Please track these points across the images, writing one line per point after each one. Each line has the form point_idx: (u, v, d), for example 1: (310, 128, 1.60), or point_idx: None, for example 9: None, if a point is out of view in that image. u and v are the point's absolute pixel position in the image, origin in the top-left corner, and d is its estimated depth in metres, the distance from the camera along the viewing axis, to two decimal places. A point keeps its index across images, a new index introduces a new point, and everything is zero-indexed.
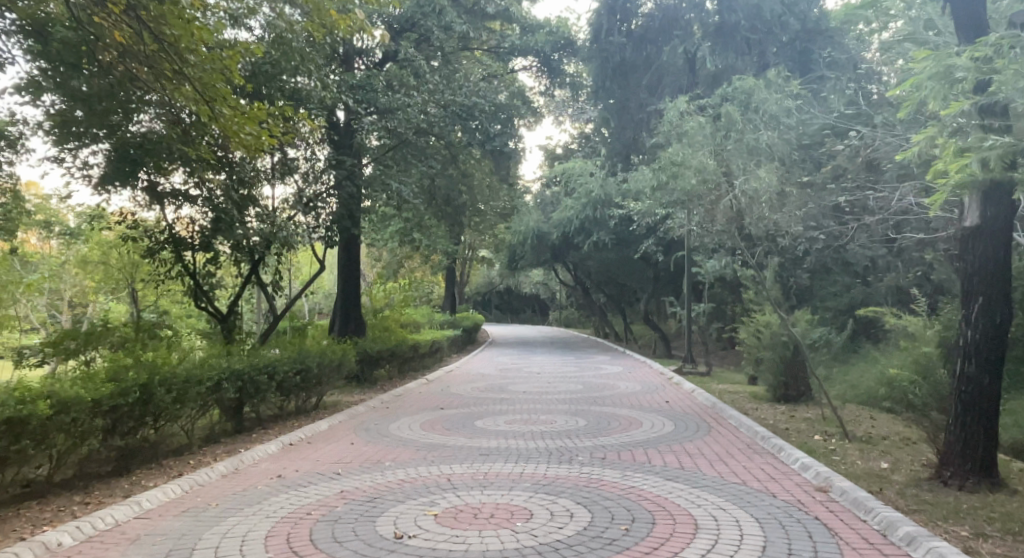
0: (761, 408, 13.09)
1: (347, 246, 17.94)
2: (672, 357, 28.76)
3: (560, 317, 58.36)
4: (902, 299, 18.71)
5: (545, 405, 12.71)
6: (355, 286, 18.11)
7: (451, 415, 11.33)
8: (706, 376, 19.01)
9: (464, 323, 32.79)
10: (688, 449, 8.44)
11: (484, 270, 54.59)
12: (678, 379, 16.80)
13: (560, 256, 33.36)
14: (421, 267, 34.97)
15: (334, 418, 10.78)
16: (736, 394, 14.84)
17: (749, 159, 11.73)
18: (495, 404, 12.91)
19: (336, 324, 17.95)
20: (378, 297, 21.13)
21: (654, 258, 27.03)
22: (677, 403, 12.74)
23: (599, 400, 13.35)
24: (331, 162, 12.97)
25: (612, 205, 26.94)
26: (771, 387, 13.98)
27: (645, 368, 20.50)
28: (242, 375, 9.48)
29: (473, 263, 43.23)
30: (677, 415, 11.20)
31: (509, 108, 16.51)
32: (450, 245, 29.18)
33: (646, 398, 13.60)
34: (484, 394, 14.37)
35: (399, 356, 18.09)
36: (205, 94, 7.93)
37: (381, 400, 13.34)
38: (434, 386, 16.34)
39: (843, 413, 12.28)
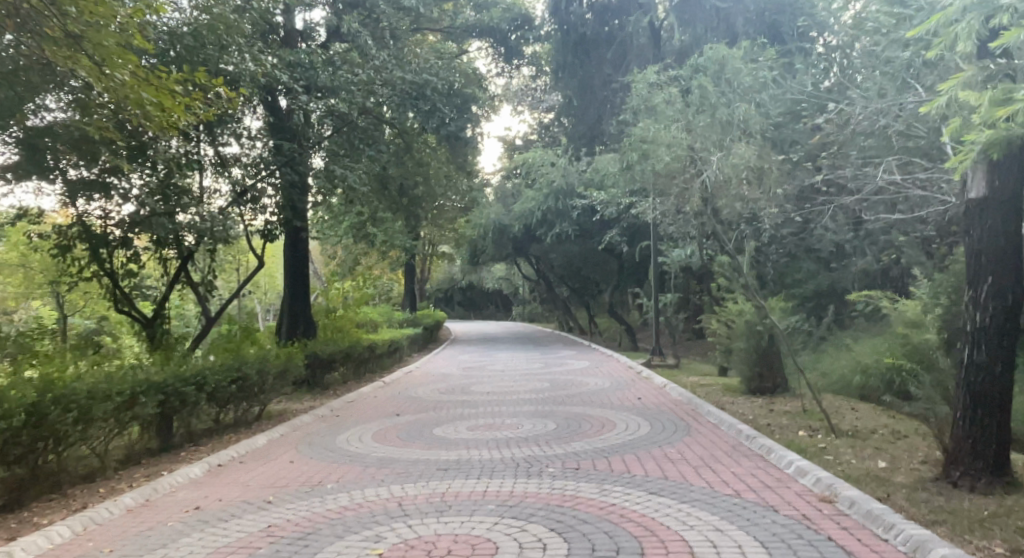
0: (737, 401, 12.17)
1: (294, 240, 16.80)
2: (638, 349, 28.03)
3: (523, 312, 57.54)
4: (874, 284, 18.23)
5: (509, 406, 11.81)
6: (303, 283, 16.95)
7: (407, 423, 10.32)
8: (676, 368, 18.23)
9: (423, 320, 31.63)
10: (669, 454, 7.59)
11: (444, 266, 53.44)
12: (646, 373, 16.11)
13: (522, 249, 32.53)
14: (378, 263, 33.73)
15: (275, 431, 9.77)
16: (709, 386, 14.04)
17: (724, 135, 10.93)
18: (456, 408, 11.95)
19: (283, 324, 16.83)
20: (330, 294, 19.96)
21: (618, 249, 26.29)
22: (648, 399, 11.99)
23: (566, 398, 12.53)
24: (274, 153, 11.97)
25: (574, 195, 26.14)
26: (744, 379, 12.99)
27: (613, 361, 19.70)
28: (163, 387, 8.50)
29: (433, 259, 42.10)
30: (649, 413, 10.43)
31: (465, 91, 15.61)
32: (408, 240, 28.08)
33: (614, 394, 12.79)
34: (444, 397, 13.37)
35: (353, 357, 17.16)
36: (92, 50, 6.93)
37: (330, 407, 12.26)
38: (390, 389, 15.26)
39: (824, 405, 11.47)
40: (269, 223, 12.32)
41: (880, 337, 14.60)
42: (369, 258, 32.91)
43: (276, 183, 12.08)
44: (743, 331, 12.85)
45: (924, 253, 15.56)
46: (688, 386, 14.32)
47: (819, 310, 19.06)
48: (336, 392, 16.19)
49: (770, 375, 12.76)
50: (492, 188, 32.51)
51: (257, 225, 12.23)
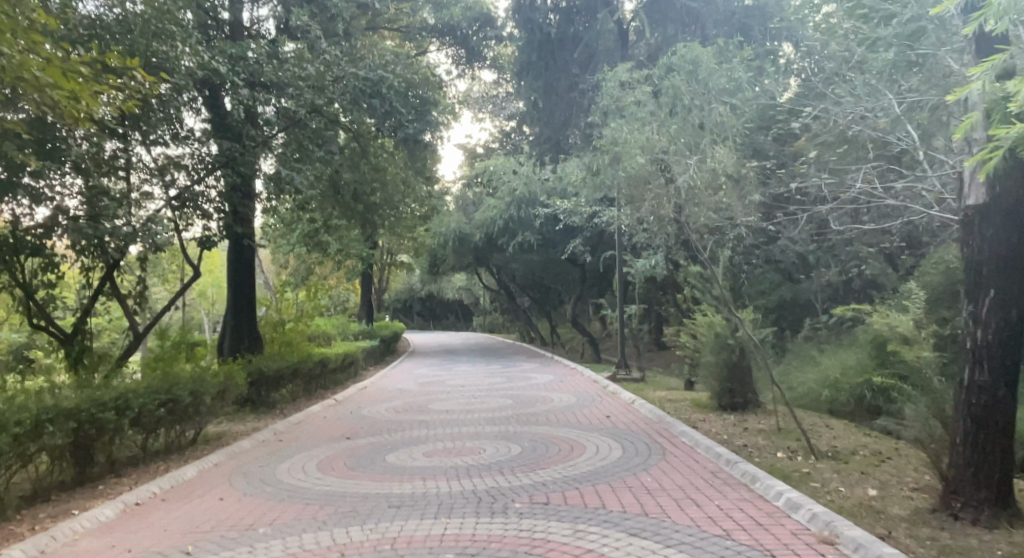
0: (708, 418, 11.53)
1: (240, 249, 15.86)
2: (601, 361, 27.45)
3: (484, 323, 56.78)
4: (839, 295, 17.93)
5: (470, 426, 11.09)
6: (250, 295, 15.97)
7: (359, 448, 9.51)
8: (640, 382, 17.65)
9: (380, 332, 30.66)
10: (646, 484, 6.93)
11: (404, 276, 52.45)
12: (613, 387, 15.62)
13: (482, 259, 31.87)
14: (334, 273, 32.72)
15: (212, 457, 9.06)
16: (677, 402, 13.42)
17: (697, 138, 10.37)
18: (413, 428, 11.19)
19: (228, 339, 15.83)
20: (279, 306, 18.96)
21: (581, 259, 25.74)
22: (617, 417, 11.43)
23: (528, 416, 11.88)
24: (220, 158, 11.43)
25: (536, 203, 25.58)
26: (714, 395, 12.38)
27: (576, 375, 19.12)
28: (76, 413, 8.17)
29: (392, 269, 41.14)
30: (616, 433, 9.90)
31: (422, 93, 14.96)
32: (365, 249, 27.20)
33: (578, 411, 12.18)
34: (401, 416, 12.56)
35: (302, 373, 16.48)
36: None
37: (275, 431, 11.37)
38: (342, 407, 14.35)
39: (799, 422, 10.91)
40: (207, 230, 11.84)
41: (850, 349, 14.21)
42: (325, 267, 31.90)
43: (218, 186, 11.58)
44: (712, 344, 12.26)
45: (891, 263, 15.26)
46: (655, 401, 13.71)
47: (785, 321, 18.65)
48: (283, 410, 15.25)
49: (741, 390, 12.18)
50: (452, 196, 31.81)
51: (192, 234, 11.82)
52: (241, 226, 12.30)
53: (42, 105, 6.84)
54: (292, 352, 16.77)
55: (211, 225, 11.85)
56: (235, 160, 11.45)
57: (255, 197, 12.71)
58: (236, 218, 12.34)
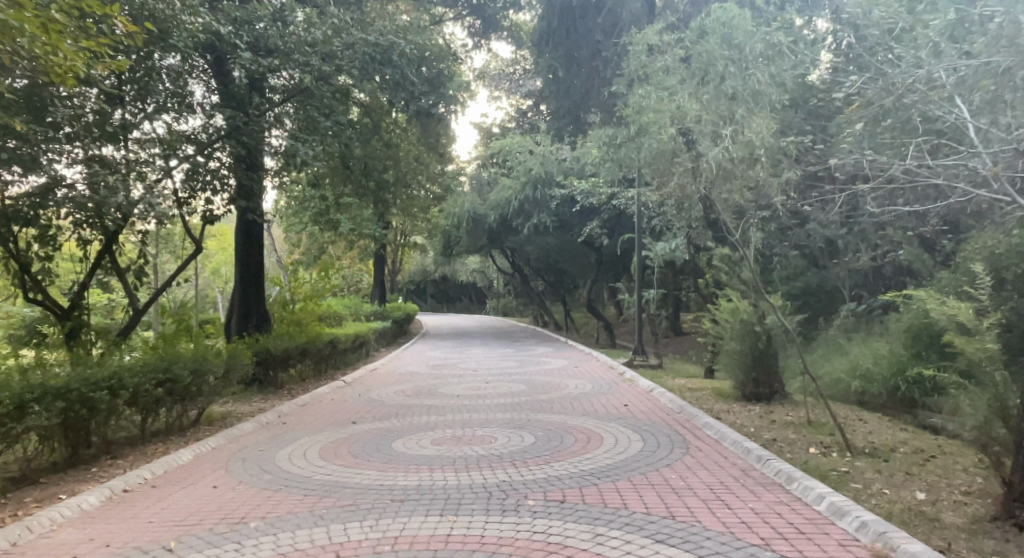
0: (733, 408, 10.93)
1: (247, 224, 15.38)
2: (616, 346, 26.89)
3: (497, 306, 56.35)
4: (867, 282, 17.26)
5: (482, 412, 10.59)
6: (257, 273, 15.52)
7: (366, 434, 9.04)
8: (658, 369, 17.09)
9: (392, 313, 30.22)
10: (670, 481, 6.39)
11: (417, 257, 52.03)
12: (630, 373, 15.10)
13: (497, 241, 31.37)
14: (345, 252, 32.26)
15: (211, 440, 8.67)
16: (698, 390, 12.84)
17: (730, 110, 9.69)
18: (423, 414, 10.71)
19: (234, 317, 15.40)
20: (288, 284, 18.52)
21: (598, 242, 25.11)
22: (636, 406, 10.88)
23: (543, 403, 11.36)
24: (223, 126, 10.91)
25: (553, 184, 24.99)
26: (738, 384, 11.78)
27: (592, 361, 18.60)
28: (63, 392, 7.73)
29: (404, 250, 40.67)
30: (635, 424, 9.39)
31: (436, 65, 14.39)
32: (378, 228, 26.75)
33: (595, 399, 11.64)
34: (411, 400, 12.08)
35: (310, 353, 16.04)
36: None
37: (279, 414, 10.91)
38: (350, 390, 13.88)
39: (830, 414, 10.29)
40: (211, 203, 11.43)
41: (880, 339, 13.57)
42: (337, 246, 31.50)
43: (222, 159, 11.09)
44: (737, 331, 11.65)
45: (925, 248, 14.58)
46: (675, 389, 13.13)
47: (810, 308, 17.98)
48: (290, 391, 14.83)
49: (767, 379, 11.57)
50: (467, 176, 31.25)
51: (195, 208, 11.42)
52: (246, 200, 11.82)
53: (20, 55, 6.45)
54: (300, 332, 16.33)
55: (215, 199, 11.44)
56: (239, 131, 10.99)
57: (261, 170, 12.22)
58: (242, 191, 11.87)
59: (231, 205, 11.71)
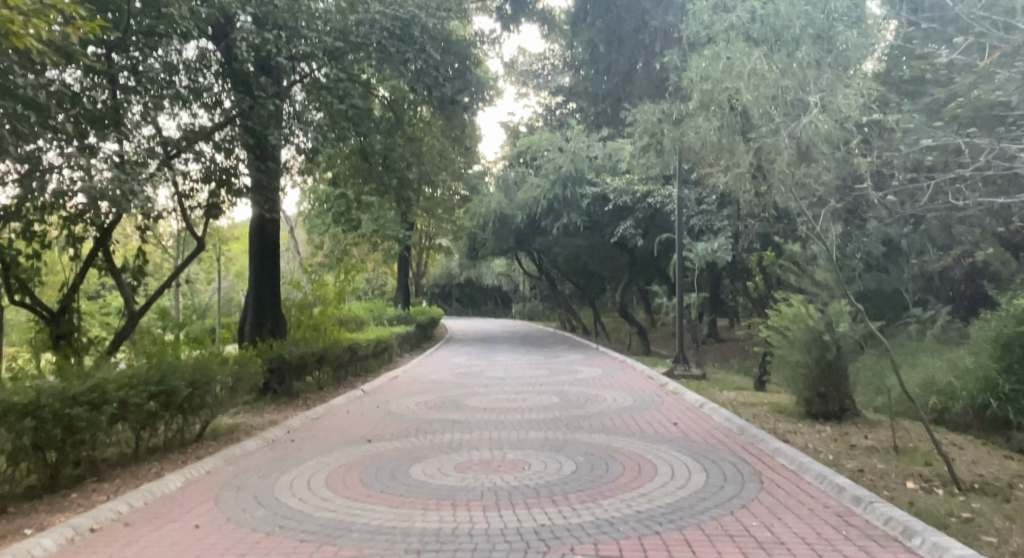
0: (799, 427, 9.73)
1: (261, 221, 14.39)
2: (652, 353, 25.69)
3: (523, 311, 55.28)
4: (930, 286, 15.97)
5: (512, 431, 9.43)
6: (272, 275, 14.48)
7: (382, 456, 7.92)
8: (703, 380, 15.83)
9: (416, 317, 29.26)
10: (755, 531, 5.20)
11: (441, 260, 51.19)
12: (672, 385, 13.89)
13: (524, 242, 30.32)
14: (369, 255, 31.34)
15: (206, 463, 7.61)
16: (754, 406, 11.61)
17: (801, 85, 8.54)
18: (447, 432, 9.57)
19: (247, 323, 14.33)
20: (306, 287, 17.50)
21: (632, 243, 23.97)
22: (688, 424, 9.66)
23: (581, 419, 10.18)
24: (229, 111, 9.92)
25: (584, 182, 23.92)
26: (803, 400, 10.57)
27: (628, 370, 17.39)
28: (34, 409, 6.72)
29: (429, 252, 39.75)
30: (690, 447, 8.20)
31: (465, 51, 13.43)
32: (402, 229, 25.83)
33: (639, 416, 10.45)
34: (433, 414, 10.96)
35: (330, 360, 15.05)
36: None
37: (288, 429, 9.84)
38: (369, 400, 12.81)
39: (913, 437, 9.08)
40: (214, 196, 10.41)
41: (956, 350, 12.27)
42: (360, 247, 30.61)
43: (229, 146, 10.11)
44: (801, 342, 10.41)
45: (1001, 249, 13.26)
46: (726, 404, 11.92)
47: (867, 314, 16.70)
48: (307, 402, 13.81)
49: (836, 396, 10.36)
50: (494, 175, 30.29)
51: (198, 203, 10.43)
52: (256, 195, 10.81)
53: None
54: (318, 339, 15.30)
55: (219, 191, 10.47)
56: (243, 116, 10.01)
57: (273, 160, 11.23)
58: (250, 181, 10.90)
59: (240, 199, 10.70)
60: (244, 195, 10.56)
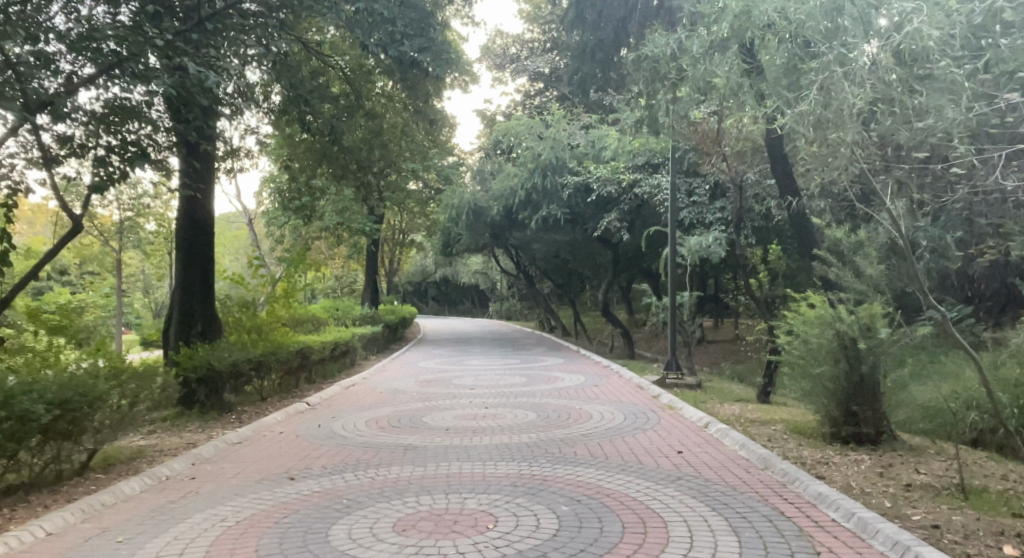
0: (830, 456, 7.92)
1: (189, 203, 12.40)
2: (637, 357, 23.87)
3: (499, 310, 53.47)
4: (949, 284, 14.33)
5: (477, 465, 7.49)
6: (203, 266, 12.48)
7: (301, 506, 5.96)
8: (699, 390, 13.99)
9: (385, 317, 27.19)
10: None
11: (416, 256, 49.14)
12: (666, 397, 12.06)
13: (501, 237, 28.44)
14: (333, 249, 29.20)
15: (54, 517, 5.66)
16: (768, 426, 9.77)
17: None
18: (393, 464, 7.60)
19: (172, 323, 12.30)
20: (250, 283, 15.50)
21: (616, 238, 22.14)
22: (695, 454, 7.80)
23: (562, 446, 8.26)
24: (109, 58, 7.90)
25: (565, 171, 22.09)
26: (829, 421, 8.78)
27: (614, 377, 15.54)
28: None
29: (401, 249, 37.70)
30: (704, 491, 6.38)
31: (427, 8, 11.53)
32: (368, 221, 23.80)
33: (633, 441, 8.55)
34: (381, 438, 8.99)
35: (271, 367, 13.03)
36: None
37: (195, 460, 7.84)
38: (311, 417, 10.82)
39: (973, 471, 7.31)
40: (108, 165, 8.25)
41: (997, 358, 10.59)
42: (324, 241, 28.48)
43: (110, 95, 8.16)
44: (828, 349, 8.62)
45: None
46: (732, 422, 10.07)
47: None
48: (242, 416, 11.83)
49: (871, 417, 8.52)
50: (469, 166, 28.37)
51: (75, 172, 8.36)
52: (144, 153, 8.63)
53: None
54: (259, 342, 13.32)
55: (111, 159, 8.24)
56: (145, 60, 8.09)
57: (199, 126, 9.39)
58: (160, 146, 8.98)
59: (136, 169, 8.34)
60: (139, 164, 8.37)
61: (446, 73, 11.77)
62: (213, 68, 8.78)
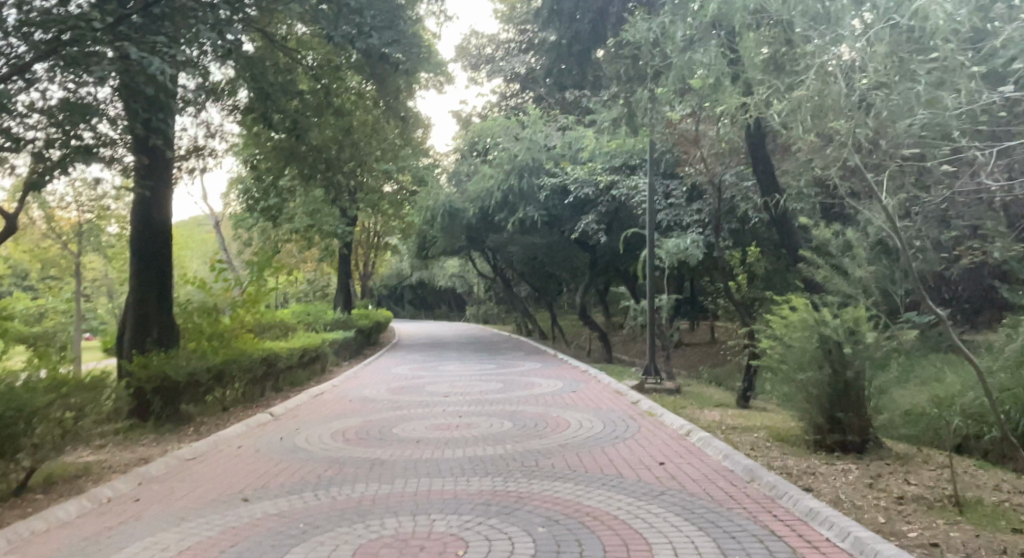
0: (816, 466, 7.58)
1: (143, 203, 11.82)
2: (615, 361, 23.53)
3: (476, 313, 52.99)
4: (930, 286, 14.11)
5: (447, 481, 7.04)
6: (159, 269, 11.91)
7: (250, 531, 5.51)
8: (678, 394, 13.65)
9: (358, 321, 26.61)
10: None
11: (392, 259, 48.50)
12: (645, 403, 11.69)
13: (476, 240, 27.99)
14: (305, 252, 28.58)
15: None
16: (750, 433, 9.42)
17: None
18: (357, 480, 7.13)
19: (127, 330, 11.72)
20: (213, 287, 14.91)
21: (593, 240, 21.79)
22: (676, 466, 7.41)
23: (538, 459, 7.82)
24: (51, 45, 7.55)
25: (541, 172, 21.71)
26: (814, 429, 8.43)
27: (591, 382, 15.16)
28: None
29: (376, 252, 37.09)
30: (687, 508, 5.99)
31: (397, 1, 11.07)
32: (340, 224, 23.26)
33: (612, 452, 8.14)
34: (346, 451, 8.49)
35: (234, 375, 12.48)
36: None
37: (143, 479, 7.33)
38: (274, 428, 10.29)
39: (965, 481, 6.99)
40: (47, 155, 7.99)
41: (982, 361, 10.33)
42: (295, 244, 27.85)
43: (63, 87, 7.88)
44: (812, 355, 8.28)
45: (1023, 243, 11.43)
46: (713, 429, 9.70)
47: None
48: (202, 427, 11.29)
49: (858, 424, 8.19)
50: (444, 168, 27.90)
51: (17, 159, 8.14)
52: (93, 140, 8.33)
53: None
54: (221, 349, 12.75)
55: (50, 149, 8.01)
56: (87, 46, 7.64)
57: (156, 119, 8.96)
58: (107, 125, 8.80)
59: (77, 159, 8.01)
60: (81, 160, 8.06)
61: (416, 68, 11.32)
62: (172, 61, 8.34)
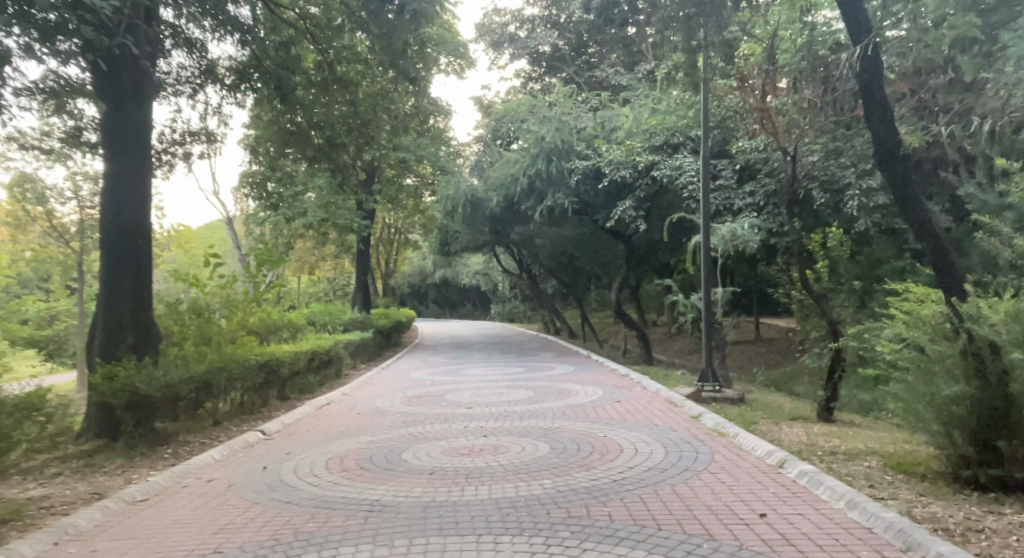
0: (976, 516, 5.52)
1: (113, 190, 9.90)
2: (656, 362, 21.41)
3: (501, 311, 50.95)
4: None
5: (470, 541, 5.12)
6: (135, 265, 10.04)
7: None
8: (744, 404, 11.58)
9: (377, 321, 24.74)
10: None
11: (413, 256, 46.59)
12: (710, 417, 9.63)
13: (502, 233, 26.01)
14: (320, 248, 26.77)
15: None
16: (861, 462, 7.30)
17: None
18: (349, 539, 5.22)
19: (96, 336, 9.93)
20: (207, 285, 13.10)
21: (630, 229, 19.67)
22: (785, 518, 5.37)
23: (594, 506, 5.80)
24: None
25: (572, 155, 19.63)
26: (957, 461, 6.33)
27: (638, 390, 13.12)
28: None
29: (396, 248, 35.20)
30: None
31: None
32: (357, 217, 21.40)
33: (690, 493, 6.09)
34: (339, 490, 6.54)
35: (222, 387, 10.62)
36: None
37: (68, 536, 5.51)
38: (261, 454, 8.40)
39: None
40: None
41: None
42: (310, 240, 26.06)
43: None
44: (955, 364, 6.19)
45: None
46: (809, 454, 7.62)
47: None
48: (182, 449, 9.49)
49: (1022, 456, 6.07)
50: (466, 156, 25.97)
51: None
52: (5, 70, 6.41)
53: None
54: (210, 355, 10.92)
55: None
56: None
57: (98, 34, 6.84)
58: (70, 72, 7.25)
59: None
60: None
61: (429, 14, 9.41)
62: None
